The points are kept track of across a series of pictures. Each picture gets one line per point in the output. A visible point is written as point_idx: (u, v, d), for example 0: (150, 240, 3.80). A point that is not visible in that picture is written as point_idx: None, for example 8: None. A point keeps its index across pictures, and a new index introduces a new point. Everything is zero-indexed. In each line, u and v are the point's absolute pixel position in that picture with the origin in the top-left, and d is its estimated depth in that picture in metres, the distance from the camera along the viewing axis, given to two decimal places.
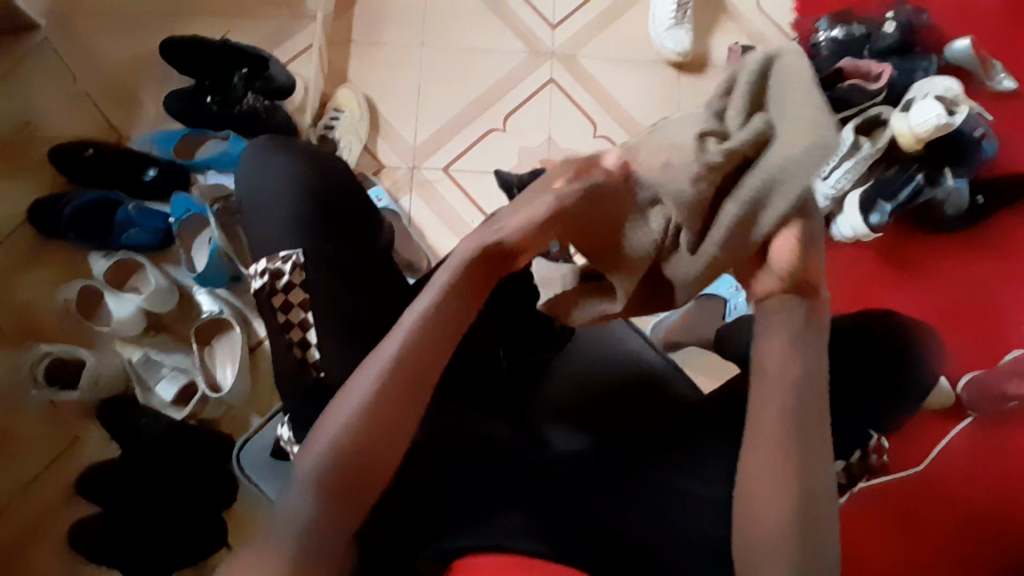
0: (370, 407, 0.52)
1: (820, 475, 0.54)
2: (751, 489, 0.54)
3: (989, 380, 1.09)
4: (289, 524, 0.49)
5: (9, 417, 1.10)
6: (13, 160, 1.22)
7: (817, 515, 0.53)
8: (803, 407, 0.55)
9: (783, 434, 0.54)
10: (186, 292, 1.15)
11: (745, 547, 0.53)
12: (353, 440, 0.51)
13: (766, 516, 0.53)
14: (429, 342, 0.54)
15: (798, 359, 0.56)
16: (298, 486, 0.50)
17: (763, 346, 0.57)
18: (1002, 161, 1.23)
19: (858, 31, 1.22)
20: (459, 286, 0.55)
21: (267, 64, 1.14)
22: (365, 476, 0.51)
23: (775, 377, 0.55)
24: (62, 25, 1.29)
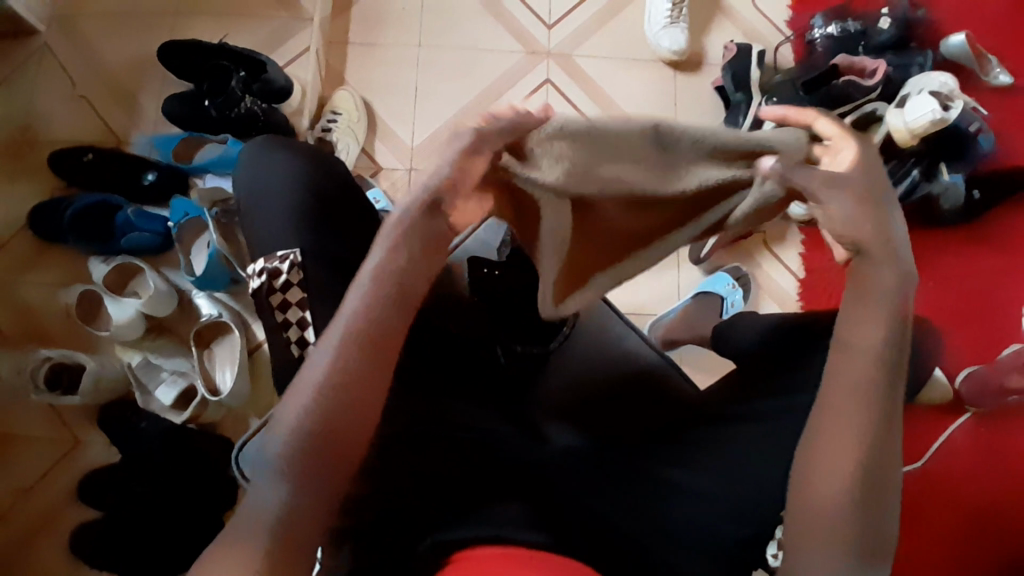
0: (330, 383, 0.51)
1: (888, 459, 0.53)
2: (810, 469, 0.53)
3: (988, 375, 1.09)
4: (265, 513, 0.48)
5: (12, 420, 1.11)
6: (15, 165, 1.23)
7: (881, 499, 0.52)
8: (886, 384, 0.53)
9: (861, 410, 0.53)
10: (186, 295, 1.16)
11: (800, 521, 0.53)
12: (320, 421, 0.50)
13: (831, 494, 0.52)
14: (376, 313, 0.53)
15: (877, 333, 0.54)
16: (271, 476, 0.49)
17: (853, 319, 0.55)
18: (998, 156, 1.24)
19: (853, 27, 1.23)
20: (404, 261, 0.55)
21: (265, 67, 1.14)
22: (329, 456, 0.50)
23: (853, 349, 0.54)
24: (60, 28, 1.29)
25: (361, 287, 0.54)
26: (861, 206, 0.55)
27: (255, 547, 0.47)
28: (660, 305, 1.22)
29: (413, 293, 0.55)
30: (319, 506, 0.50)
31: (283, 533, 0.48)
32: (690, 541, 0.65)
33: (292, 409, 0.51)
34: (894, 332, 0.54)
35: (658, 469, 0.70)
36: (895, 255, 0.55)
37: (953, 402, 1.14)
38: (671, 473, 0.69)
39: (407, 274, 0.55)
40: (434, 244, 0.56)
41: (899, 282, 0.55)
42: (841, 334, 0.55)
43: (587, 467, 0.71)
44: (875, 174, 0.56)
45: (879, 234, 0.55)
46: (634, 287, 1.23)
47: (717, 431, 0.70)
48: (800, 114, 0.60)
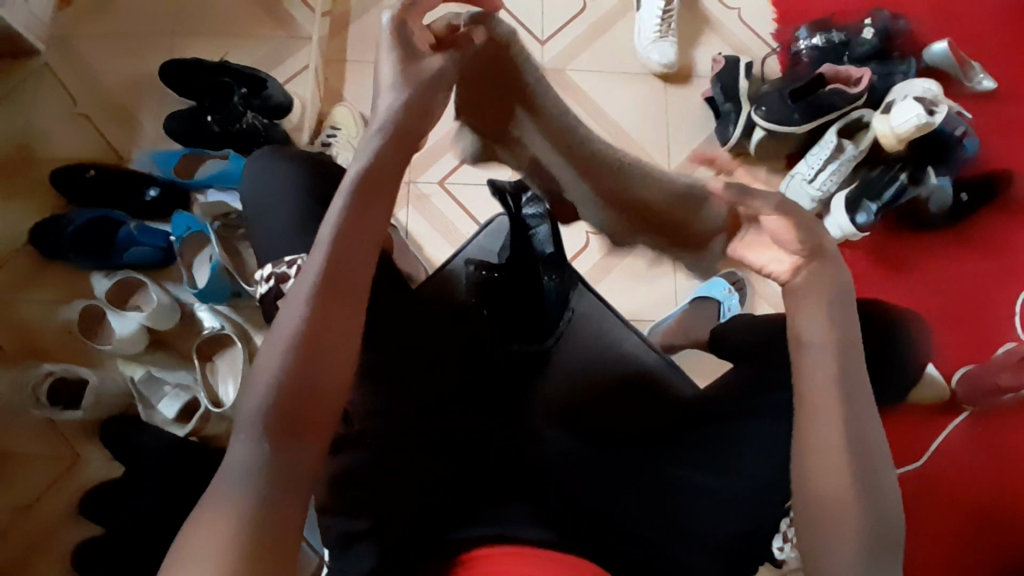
0: (298, 354, 0.51)
1: (871, 435, 0.54)
2: (808, 460, 0.54)
3: (982, 373, 1.11)
4: (236, 490, 0.46)
5: (10, 438, 1.11)
6: (15, 184, 1.24)
7: (877, 477, 0.53)
8: (850, 369, 0.55)
9: (829, 401, 0.54)
10: (187, 309, 1.16)
11: (811, 518, 0.53)
12: (294, 401, 0.49)
13: (828, 485, 0.53)
14: (335, 277, 0.54)
15: (823, 315, 0.57)
16: (245, 450, 0.48)
17: (801, 316, 0.58)
18: (983, 160, 1.27)
19: (836, 38, 1.27)
20: (359, 225, 0.55)
21: (266, 84, 1.18)
22: (302, 425, 0.49)
23: (807, 345, 0.56)
24: (61, 49, 1.32)
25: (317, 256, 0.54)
26: (789, 225, 0.58)
27: (226, 521, 0.44)
28: (658, 312, 1.24)
29: (366, 263, 0.56)
30: (299, 478, 0.48)
31: (273, 511, 0.45)
32: (688, 538, 0.68)
33: (256, 394, 0.50)
34: (838, 312, 0.57)
35: (661, 465, 0.71)
36: (826, 258, 0.58)
37: (950, 401, 1.15)
38: (674, 467, 0.71)
39: (361, 238, 0.55)
40: (380, 199, 0.57)
41: (832, 278, 0.58)
42: (795, 333, 0.58)
43: (592, 467, 0.72)
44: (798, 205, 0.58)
45: (810, 244, 0.58)
46: (632, 294, 1.24)
47: (718, 426, 0.71)
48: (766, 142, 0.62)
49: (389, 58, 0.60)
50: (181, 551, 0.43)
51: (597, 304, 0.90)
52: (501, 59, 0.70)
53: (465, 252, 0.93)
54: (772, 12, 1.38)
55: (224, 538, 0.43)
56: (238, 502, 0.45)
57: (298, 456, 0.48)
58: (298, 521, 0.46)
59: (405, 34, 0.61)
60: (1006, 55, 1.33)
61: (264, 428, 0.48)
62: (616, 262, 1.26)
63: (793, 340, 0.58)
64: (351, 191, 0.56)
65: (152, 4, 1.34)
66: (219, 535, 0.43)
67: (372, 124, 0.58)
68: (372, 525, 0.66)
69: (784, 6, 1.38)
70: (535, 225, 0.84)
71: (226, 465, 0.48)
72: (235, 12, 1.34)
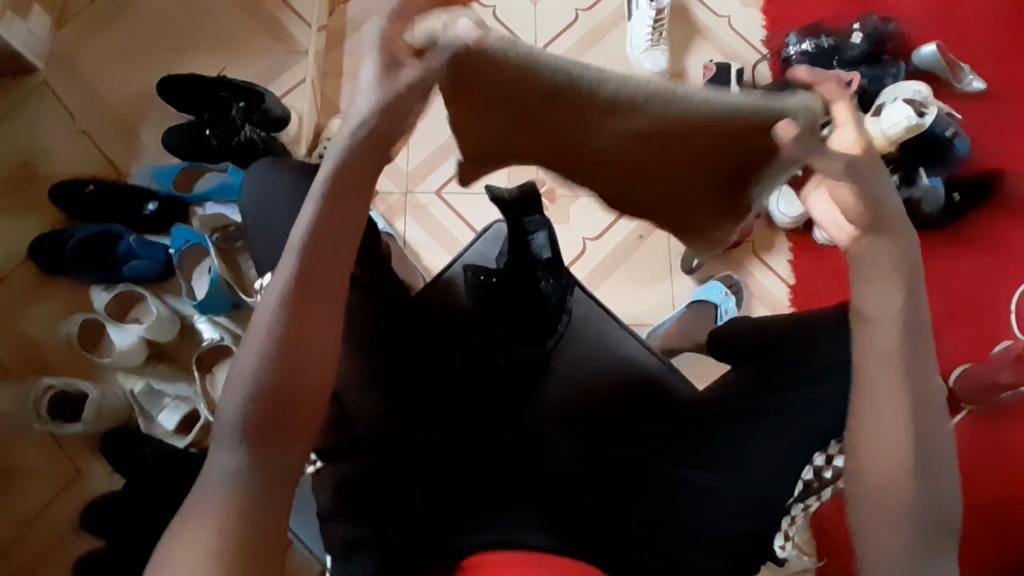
0: (276, 353, 0.51)
1: (934, 430, 0.54)
2: (862, 447, 0.55)
3: (981, 371, 1.11)
4: (223, 485, 0.48)
5: (12, 453, 1.11)
6: (16, 199, 1.25)
7: (935, 469, 0.53)
8: (914, 358, 0.56)
9: (897, 388, 0.55)
10: (187, 322, 1.17)
11: (864, 508, 0.53)
12: (264, 413, 0.50)
13: (889, 478, 0.53)
14: (308, 277, 0.54)
15: (893, 309, 0.57)
16: (227, 446, 0.50)
17: (870, 300, 0.58)
18: (974, 160, 1.28)
19: (826, 44, 1.29)
20: (332, 232, 0.56)
21: (263, 97, 1.19)
22: (282, 429, 0.51)
23: (872, 327, 0.57)
24: (60, 67, 1.33)
25: (290, 258, 0.55)
26: (857, 193, 0.59)
27: (215, 517, 0.46)
28: (657, 315, 1.24)
29: (342, 263, 0.56)
30: (281, 474, 0.50)
31: (260, 505, 0.48)
32: (687, 538, 0.68)
33: (228, 406, 0.51)
34: (907, 299, 0.57)
35: (660, 463, 0.72)
36: (897, 231, 0.59)
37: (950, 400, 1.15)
38: (672, 467, 0.71)
39: (332, 241, 0.56)
40: (358, 197, 0.58)
41: (899, 256, 0.59)
42: (862, 315, 0.58)
43: (591, 470, 0.73)
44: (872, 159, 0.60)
45: (875, 215, 0.59)
46: (633, 298, 1.25)
47: (716, 425, 0.71)
48: (824, 86, 0.60)
49: (370, 69, 0.59)
50: (173, 554, 0.45)
51: (595, 306, 0.87)
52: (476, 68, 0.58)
53: (463, 259, 0.94)
54: (763, 19, 1.40)
55: (215, 537, 0.45)
56: (225, 498, 0.47)
57: (283, 469, 0.50)
58: (283, 515, 0.49)
59: (390, 47, 0.58)
60: (995, 56, 1.35)
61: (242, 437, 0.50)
62: (617, 266, 1.26)
63: (858, 322, 0.58)
64: (325, 196, 0.56)
65: (151, 22, 1.36)
66: (209, 531, 0.46)
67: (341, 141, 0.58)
68: (373, 531, 0.66)
69: (774, 12, 1.40)
70: (534, 230, 0.84)
71: (209, 472, 0.49)
72: (233, 28, 1.36)
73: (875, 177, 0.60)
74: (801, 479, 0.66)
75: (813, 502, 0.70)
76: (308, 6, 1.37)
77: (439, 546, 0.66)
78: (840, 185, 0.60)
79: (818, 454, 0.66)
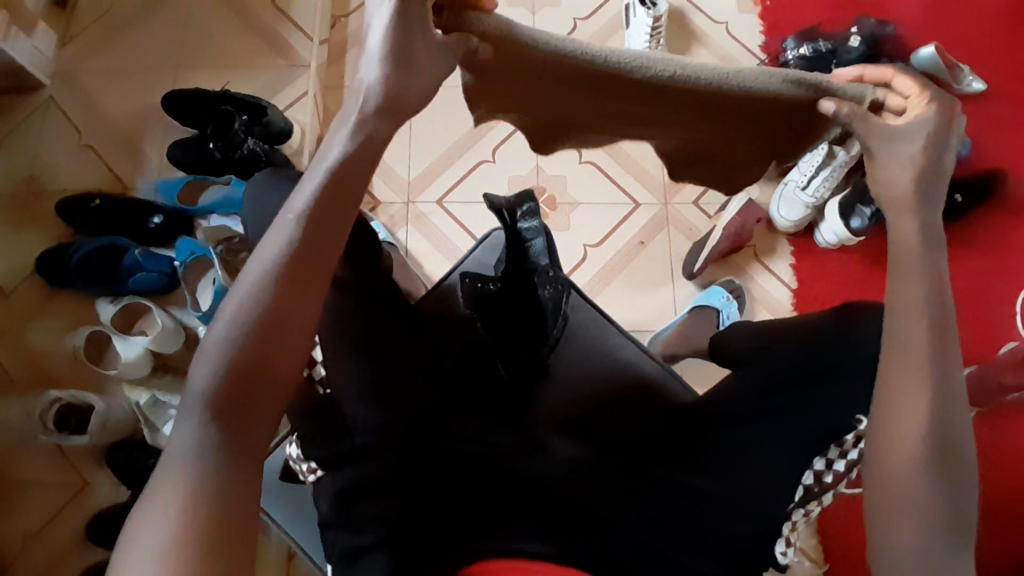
0: (252, 336, 0.52)
1: (958, 428, 0.54)
2: (883, 443, 0.55)
3: (987, 373, 1.09)
4: (178, 465, 0.48)
5: (19, 464, 1.12)
6: (22, 214, 1.27)
7: (957, 471, 0.53)
8: (940, 354, 0.54)
9: (923, 385, 0.54)
10: (192, 333, 1.17)
11: (880, 503, 0.54)
12: (228, 389, 0.51)
13: (903, 474, 0.53)
14: (297, 261, 0.53)
15: (922, 299, 0.56)
16: (193, 424, 0.50)
17: (899, 293, 0.57)
18: (975, 161, 1.28)
19: (823, 48, 1.30)
20: (327, 215, 0.55)
21: (265, 111, 1.23)
22: (250, 406, 0.51)
23: (904, 317, 0.56)
24: (65, 83, 1.36)
25: (283, 233, 0.54)
26: (894, 158, 0.57)
27: (181, 500, 0.46)
28: (658, 321, 1.24)
29: (332, 252, 0.55)
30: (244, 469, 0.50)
31: (216, 490, 0.47)
32: (692, 543, 0.67)
33: (199, 376, 0.51)
34: (938, 297, 0.56)
35: (662, 470, 0.71)
36: (931, 204, 0.57)
37: None
38: (678, 473, 0.71)
39: (324, 227, 0.54)
40: (347, 188, 0.55)
41: (919, 241, 0.57)
42: (892, 309, 0.57)
43: (591, 477, 0.72)
44: (936, 136, 0.56)
45: (923, 184, 0.57)
46: (634, 305, 1.25)
47: (718, 430, 0.71)
48: (876, 71, 0.61)
49: (382, 25, 0.54)
50: (141, 523, 0.46)
51: (592, 311, 0.89)
52: (512, 57, 0.59)
53: (460, 267, 0.95)
54: (760, 24, 1.40)
55: (180, 514, 0.46)
56: (186, 474, 0.48)
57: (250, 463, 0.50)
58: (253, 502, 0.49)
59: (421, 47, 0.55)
60: (994, 57, 1.35)
61: (208, 411, 0.50)
62: (616, 272, 1.27)
63: (889, 316, 0.57)
64: (332, 176, 0.55)
65: (155, 38, 1.39)
66: (169, 509, 0.46)
67: (351, 117, 0.56)
68: (377, 538, 0.65)
69: (771, 18, 1.40)
70: (531, 237, 0.90)
71: (173, 449, 0.49)
72: (235, 42, 1.38)
73: (927, 148, 0.56)
74: (801, 484, 0.67)
75: (814, 510, 0.70)
76: (308, 20, 1.39)
77: (446, 550, 0.66)
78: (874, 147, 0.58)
79: (818, 458, 0.66)
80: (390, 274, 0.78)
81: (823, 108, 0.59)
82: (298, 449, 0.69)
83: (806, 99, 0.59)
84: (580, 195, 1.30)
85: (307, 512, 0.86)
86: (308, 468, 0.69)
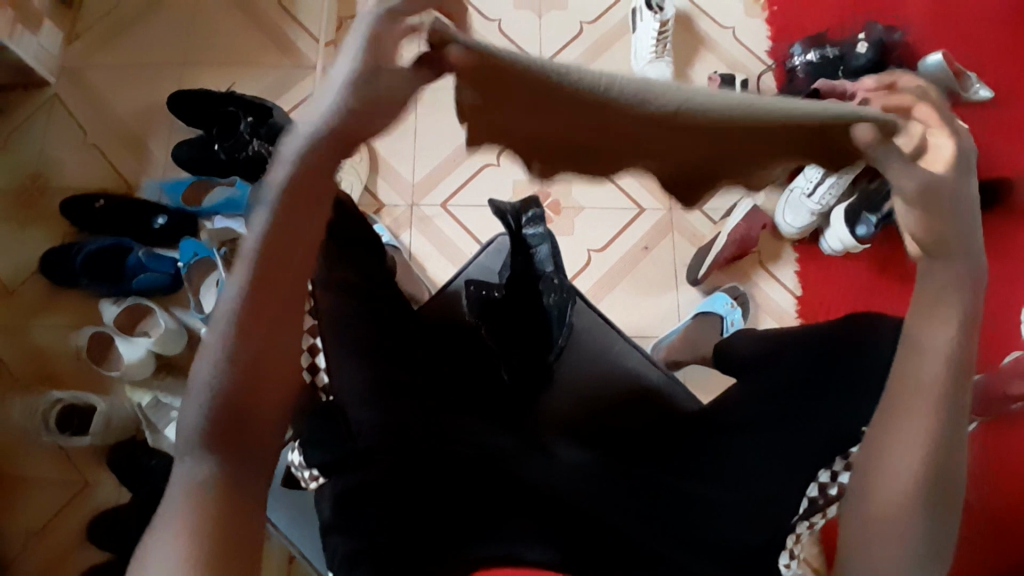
0: (237, 380, 0.47)
1: (954, 466, 0.52)
2: (873, 473, 0.54)
3: (991, 383, 1.09)
4: (187, 499, 0.46)
5: (21, 464, 1.12)
6: (24, 214, 1.27)
7: (944, 507, 0.52)
8: (953, 392, 0.52)
9: (929, 424, 0.52)
10: (196, 334, 1.17)
11: (862, 531, 0.54)
12: (221, 422, 0.47)
13: (888, 506, 0.52)
14: (275, 287, 0.48)
15: (954, 335, 0.53)
16: (191, 457, 0.47)
17: (929, 328, 0.53)
18: (980, 170, 1.28)
19: (831, 53, 1.29)
20: (293, 231, 0.47)
21: (271, 111, 1.19)
22: (246, 443, 0.48)
23: (925, 351, 0.53)
24: (71, 82, 1.36)
25: (242, 270, 0.47)
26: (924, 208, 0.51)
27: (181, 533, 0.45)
28: (661, 327, 1.24)
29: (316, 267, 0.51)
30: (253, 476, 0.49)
31: (217, 523, 0.46)
32: (695, 545, 0.65)
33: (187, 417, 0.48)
34: (960, 333, 0.53)
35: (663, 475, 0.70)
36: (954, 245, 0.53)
37: None
38: (682, 481, 0.70)
39: (300, 244, 0.48)
40: None
41: (959, 279, 0.53)
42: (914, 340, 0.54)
43: (598, 484, 0.71)
44: (957, 175, 0.51)
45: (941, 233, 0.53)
46: (638, 310, 1.25)
47: (722, 438, 0.70)
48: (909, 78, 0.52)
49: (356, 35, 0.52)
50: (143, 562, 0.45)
51: (597, 319, 0.90)
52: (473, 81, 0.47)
53: (465, 272, 0.96)
54: (767, 29, 1.40)
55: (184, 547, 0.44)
56: (190, 512, 0.46)
57: (248, 488, 0.48)
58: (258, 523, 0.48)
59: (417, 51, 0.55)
60: (1002, 64, 1.34)
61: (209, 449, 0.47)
62: (620, 277, 1.26)
63: (909, 347, 0.54)
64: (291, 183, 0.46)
65: (161, 37, 1.38)
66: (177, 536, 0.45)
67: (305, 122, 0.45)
68: (373, 542, 0.64)
69: (778, 23, 1.40)
70: (536, 244, 0.92)
71: (172, 487, 0.47)
72: (240, 43, 1.38)
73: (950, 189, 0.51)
74: (806, 496, 0.65)
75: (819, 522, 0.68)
76: (314, 21, 1.39)
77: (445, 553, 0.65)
78: (902, 180, 0.51)
79: (823, 471, 0.65)
80: (393, 278, 0.77)
81: (855, 138, 0.49)
82: (300, 456, 0.69)
83: (845, 128, 0.48)
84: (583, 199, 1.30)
85: (308, 515, 0.86)
86: (311, 475, 0.69)
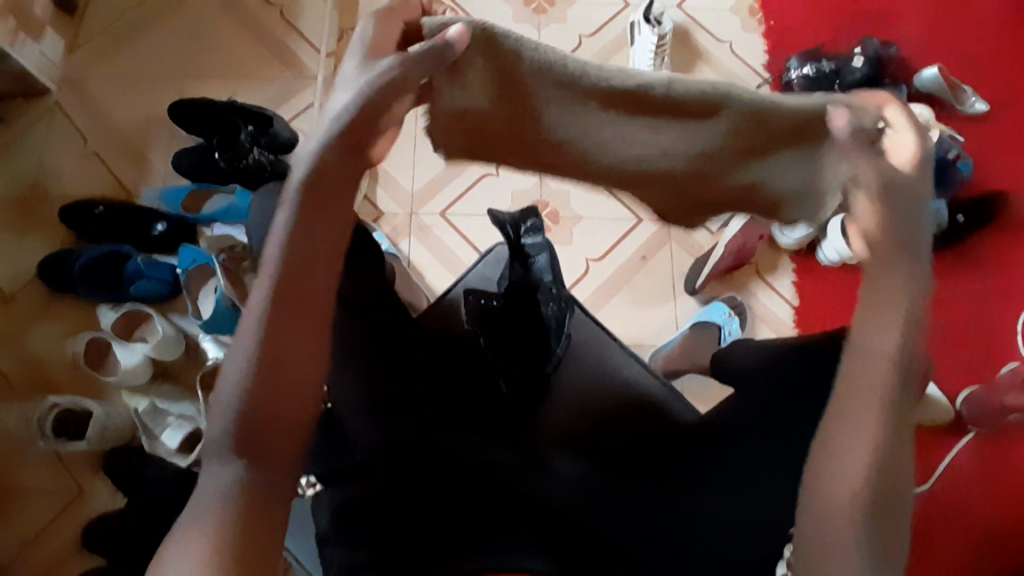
0: (259, 376, 0.49)
1: (899, 476, 0.50)
2: (820, 484, 0.51)
3: (986, 395, 1.10)
4: (218, 498, 0.47)
5: (16, 471, 1.12)
6: (23, 221, 1.28)
7: (893, 521, 0.49)
8: (897, 394, 0.51)
9: (869, 428, 0.50)
10: (193, 342, 1.18)
11: (811, 550, 0.50)
12: (248, 420, 0.49)
13: (835, 519, 0.49)
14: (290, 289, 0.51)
15: (893, 338, 0.52)
16: (220, 460, 0.49)
17: (868, 335, 0.53)
18: (975, 182, 1.29)
19: (827, 67, 1.30)
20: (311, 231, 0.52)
21: (271, 121, 1.23)
22: (268, 442, 0.49)
23: (860, 352, 0.53)
24: (72, 91, 1.36)
25: (268, 275, 0.51)
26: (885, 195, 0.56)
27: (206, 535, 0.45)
28: (659, 337, 1.24)
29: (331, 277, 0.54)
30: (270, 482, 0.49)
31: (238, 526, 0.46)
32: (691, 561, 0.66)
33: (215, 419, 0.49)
34: (902, 333, 0.52)
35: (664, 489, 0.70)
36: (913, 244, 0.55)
37: (955, 423, 1.15)
38: (684, 498, 0.69)
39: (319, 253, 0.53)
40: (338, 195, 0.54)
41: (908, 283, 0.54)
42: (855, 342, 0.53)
43: (594, 497, 0.71)
44: (923, 171, 0.55)
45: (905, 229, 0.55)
46: (637, 320, 1.25)
47: (721, 450, 0.70)
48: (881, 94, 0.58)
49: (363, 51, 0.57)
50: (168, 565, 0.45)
51: (596, 329, 0.90)
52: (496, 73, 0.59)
53: (462, 281, 0.96)
54: (763, 43, 1.42)
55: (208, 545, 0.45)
56: (211, 516, 0.46)
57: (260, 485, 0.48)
58: (279, 533, 0.48)
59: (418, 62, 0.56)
60: (996, 79, 1.36)
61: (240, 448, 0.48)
62: (617, 288, 1.27)
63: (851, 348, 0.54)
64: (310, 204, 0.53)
65: (163, 47, 1.40)
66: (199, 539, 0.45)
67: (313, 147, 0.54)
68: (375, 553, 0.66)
69: (775, 37, 1.41)
70: (535, 254, 0.92)
71: (202, 491, 0.48)
72: (242, 53, 1.39)
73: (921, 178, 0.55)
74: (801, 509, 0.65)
75: None
76: (315, 32, 1.40)
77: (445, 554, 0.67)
78: (867, 177, 0.58)
79: None
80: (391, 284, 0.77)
81: (832, 124, 0.58)
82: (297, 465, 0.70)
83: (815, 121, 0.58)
84: (581, 210, 1.30)
85: (304, 526, 0.86)
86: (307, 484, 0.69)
